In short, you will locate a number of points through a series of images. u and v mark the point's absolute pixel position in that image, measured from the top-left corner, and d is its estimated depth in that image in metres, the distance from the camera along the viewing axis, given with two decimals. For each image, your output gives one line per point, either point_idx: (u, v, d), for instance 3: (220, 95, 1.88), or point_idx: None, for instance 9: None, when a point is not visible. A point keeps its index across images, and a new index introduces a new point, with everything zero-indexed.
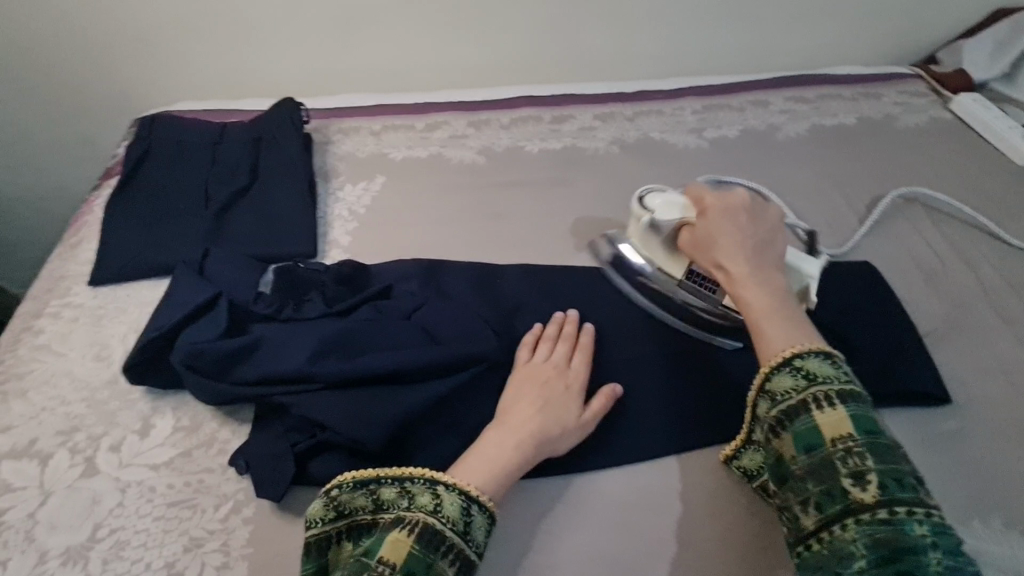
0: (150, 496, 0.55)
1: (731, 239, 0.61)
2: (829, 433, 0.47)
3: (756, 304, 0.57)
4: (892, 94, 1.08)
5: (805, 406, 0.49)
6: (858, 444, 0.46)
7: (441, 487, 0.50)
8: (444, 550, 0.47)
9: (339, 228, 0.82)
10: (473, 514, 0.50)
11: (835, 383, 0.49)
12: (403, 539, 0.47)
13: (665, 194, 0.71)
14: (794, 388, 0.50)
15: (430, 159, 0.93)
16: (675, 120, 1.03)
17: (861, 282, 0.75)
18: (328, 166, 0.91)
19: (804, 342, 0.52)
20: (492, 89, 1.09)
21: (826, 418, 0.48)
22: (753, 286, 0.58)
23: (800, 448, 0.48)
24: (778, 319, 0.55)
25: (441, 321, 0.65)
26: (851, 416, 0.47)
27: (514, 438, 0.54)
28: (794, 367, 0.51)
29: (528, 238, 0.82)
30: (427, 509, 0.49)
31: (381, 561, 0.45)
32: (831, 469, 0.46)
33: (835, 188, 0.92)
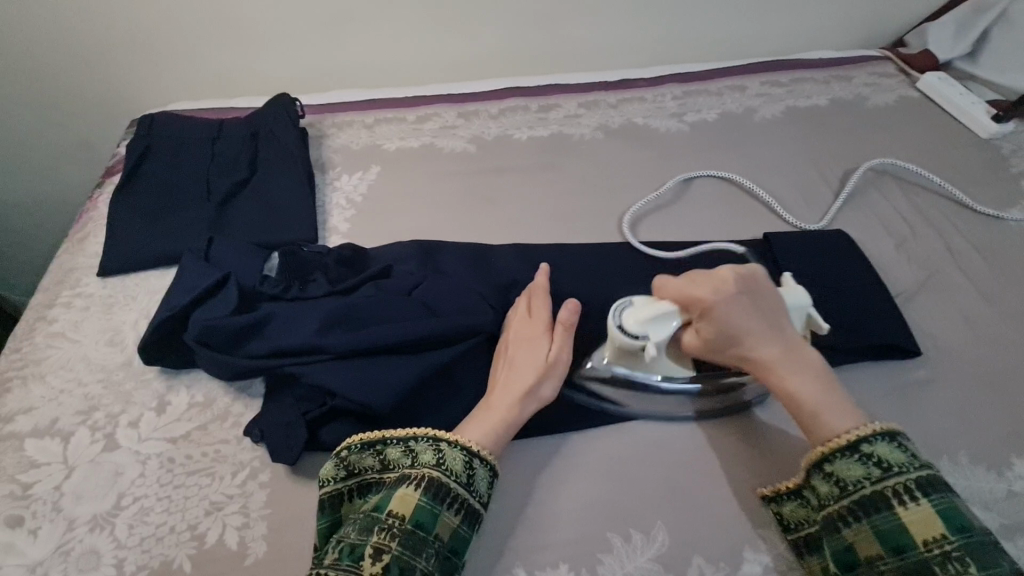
0: (170, 466, 0.58)
1: (749, 333, 0.56)
2: (920, 533, 0.47)
3: (804, 397, 0.54)
4: (862, 75, 1.13)
5: (888, 502, 0.49)
6: (954, 545, 0.46)
7: (444, 443, 0.53)
8: (449, 500, 0.51)
9: (337, 216, 0.85)
10: (474, 468, 0.53)
11: (911, 472, 0.50)
12: (411, 493, 0.50)
13: (634, 306, 0.59)
14: (866, 477, 0.50)
15: (423, 149, 0.97)
16: (656, 106, 1.07)
17: (835, 248, 0.79)
18: (324, 158, 0.94)
19: (863, 425, 0.52)
20: (480, 82, 1.13)
21: (911, 513, 0.48)
22: (790, 376, 0.55)
23: (889, 547, 0.48)
24: (830, 407, 0.53)
25: (439, 296, 0.68)
26: (941, 513, 0.47)
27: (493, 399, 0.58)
28: (862, 454, 0.51)
29: (519, 220, 0.86)
30: (431, 464, 0.52)
31: (391, 514, 0.49)
32: (929, 574, 0.46)
33: (810, 165, 0.96)
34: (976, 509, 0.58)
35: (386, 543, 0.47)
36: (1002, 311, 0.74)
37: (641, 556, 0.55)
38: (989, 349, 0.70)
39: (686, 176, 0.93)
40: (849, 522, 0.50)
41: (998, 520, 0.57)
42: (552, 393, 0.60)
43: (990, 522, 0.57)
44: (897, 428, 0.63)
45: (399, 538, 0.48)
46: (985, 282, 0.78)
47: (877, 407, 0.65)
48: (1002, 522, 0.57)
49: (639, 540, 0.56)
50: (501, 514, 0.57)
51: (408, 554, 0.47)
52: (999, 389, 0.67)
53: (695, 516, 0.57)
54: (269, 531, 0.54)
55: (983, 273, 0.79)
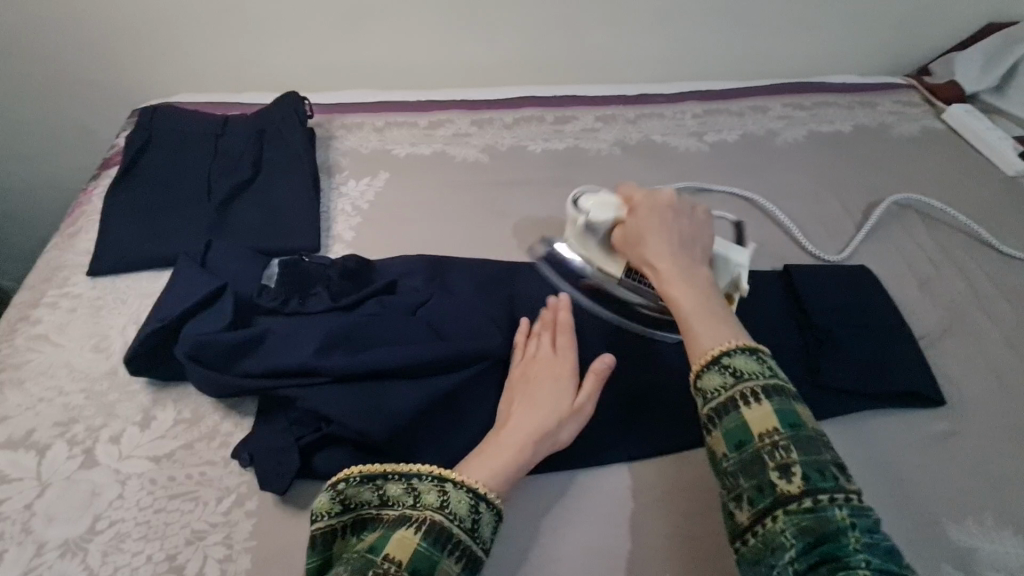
0: (151, 488, 0.54)
1: (656, 239, 0.61)
2: (757, 428, 0.45)
3: (684, 303, 0.56)
4: (887, 103, 1.11)
5: (732, 403, 0.47)
6: (783, 437, 0.44)
7: (449, 484, 0.50)
8: (450, 547, 0.47)
9: (341, 222, 0.82)
10: (479, 511, 0.49)
11: (761, 378, 0.48)
12: (410, 536, 0.46)
13: (598, 194, 0.70)
14: (722, 385, 0.48)
15: (434, 156, 0.93)
16: (676, 124, 1.04)
17: (858, 285, 0.76)
18: (331, 161, 0.91)
19: (732, 339, 0.51)
20: (496, 89, 1.09)
21: (753, 412, 0.46)
22: (679, 285, 0.57)
23: (732, 444, 0.46)
24: (704, 320, 0.54)
25: (446, 318, 0.65)
26: (777, 411, 0.46)
27: (508, 439, 0.54)
28: (721, 364, 0.49)
29: (531, 236, 0.83)
30: (433, 505, 0.49)
31: (386, 557, 0.44)
32: (760, 463, 0.44)
33: (833, 194, 0.93)
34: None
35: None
36: None
37: None
38: (1014, 400, 0.67)
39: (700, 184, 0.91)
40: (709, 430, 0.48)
41: None
42: (566, 439, 0.57)
43: None
44: (919, 483, 0.60)
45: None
46: (1011, 328, 0.75)
47: (898, 458, 0.62)
48: None
49: None
50: (501, 557, 0.54)
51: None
52: None
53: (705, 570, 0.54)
54: (253, 565, 0.51)
55: (1009, 318, 0.76)
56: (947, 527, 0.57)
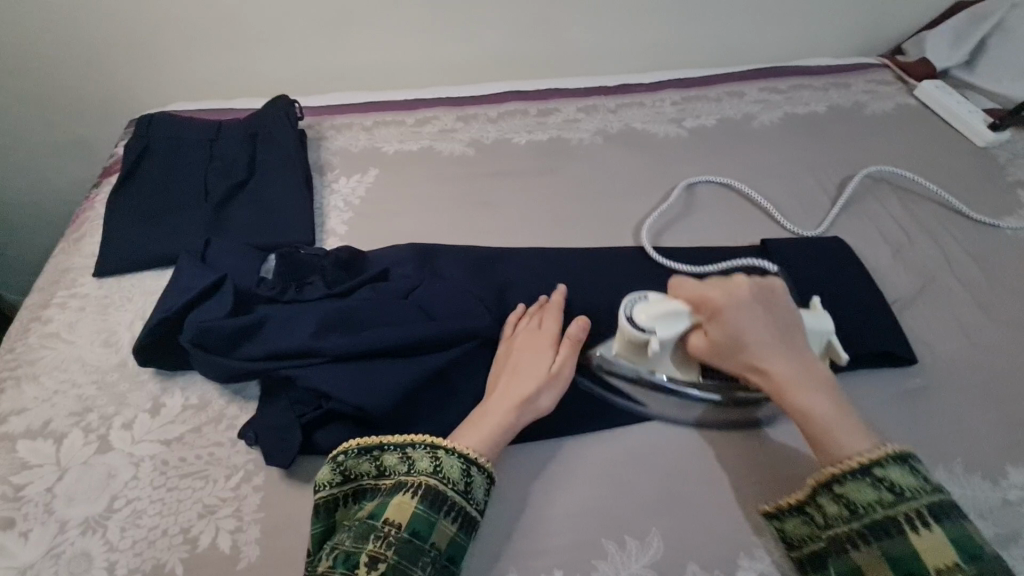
0: (164, 468, 0.58)
1: (758, 343, 0.57)
2: (932, 559, 0.47)
3: (815, 415, 0.55)
4: (861, 83, 1.14)
5: (901, 528, 0.49)
6: (965, 574, 0.46)
7: (442, 451, 0.53)
8: (446, 509, 0.51)
9: (335, 218, 0.85)
10: (471, 475, 0.53)
11: (923, 497, 0.50)
12: (408, 501, 0.50)
13: (647, 300, 0.62)
14: (878, 501, 0.51)
15: (421, 151, 0.97)
16: (655, 111, 1.07)
17: (832, 255, 0.79)
18: (322, 161, 0.94)
19: (874, 446, 0.52)
20: (480, 85, 1.13)
21: (924, 540, 0.48)
22: (802, 394, 0.55)
23: (899, 572, 0.48)
24: (842, 429, 0.54)
25: (437, 301, 0.68)
26: (953, 541, 0.48)
27: (490, 410, 0.57)
28: (875, 477, 0.51)
29: (517, 224, 0.86)
30: (428, 471, 0.52)
31: (388, 522, 0.49)
32: None
33: (808, 171, 0.96)
34: (971, 517, 0.58)
35: (383, 552, 0.47)
36: (998, 319, 0.74)
37: (635, 562, 0.54)
38: (984, 358, 0.70)
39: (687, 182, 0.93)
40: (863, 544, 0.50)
41: (992, 530, 0.57)
42: (547, 405, 0.59)
43: (984, 531, 0.57)
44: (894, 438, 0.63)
45: (394, 547, 0.47)
46: (980, 291, 0.78)
47: (874, 415, 0.65)
48: (997, 530, 0.57)
49: (633, 546, 0.55)
50: (498, 518, 0.57)
51: (406, 565, 0.47)
52: (995, 398, 0.67)
53: (689, 523, 0.57)
54: (263, 535, 0.54)
55: (979, 281, 0.79)
56: None
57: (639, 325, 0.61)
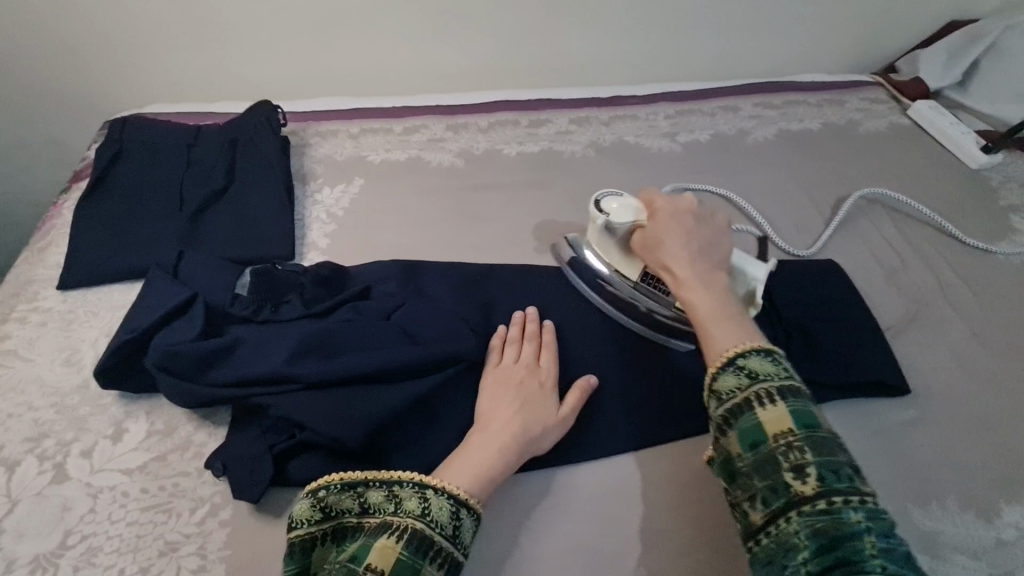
0: (124, 500, 0.54)
1: (676, 244, 0.61)
2: (770, 429, 0.46)
3: (699, 306, 0.56)
4: (854, 101, 1.13)
5: (748, 405, 0.48)
6: (798, 439, 0.46)
7: (430, 491, 0.50)
8: (432, 554, 0.46)
9: (316, 230, 0.82)
10: (460, 517, 0.49)
11: (776, 379, 0.49)
12: (392, 546, 0.46)
13: (623, 196, 0.70)
14: (738, 386, 0.49)
15: (408, 161, 0.94)
16: (649, 125, 1.06)
17: (825, 279, 0.78)
18: (305, 169, 0.91)
19: (748, 340, 0.52)
20: (471, 94, 1.10)
21: (767, 414, 0.47)
22: (696, 290, 0.57)
23: (745, 444, 0.47)
24: (721, 322, 0.54)
25: (421, 323, 0.66)
26: (792, 412, 0.47)
27: (494, 442, 0.55)
28: (736, 365, 0.50)
29: (505, 239, 0.83)
30: (415, 514, 0.48)
31: (368, 569, 0.44)
32: (773, 464, 0.45)
33: (802, 190, 0.95)
34: (964, 558, 0.56)
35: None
36: (990, 348, 0.73)
37: None
38: (976, 387, 0.69)
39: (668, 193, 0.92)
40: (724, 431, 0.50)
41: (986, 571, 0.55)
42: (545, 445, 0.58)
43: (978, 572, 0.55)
44: (888, 472, 0.61)
45: None
46: (973, 317, 0.77)
47: (867, 448, 0.63)
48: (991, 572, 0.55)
49: None
50: (482, 555, 0.55)
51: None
52: (988, 430, 0.65)
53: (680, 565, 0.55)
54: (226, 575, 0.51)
55: (971, 308, 0.78)
56: (914, 513, 0.58)
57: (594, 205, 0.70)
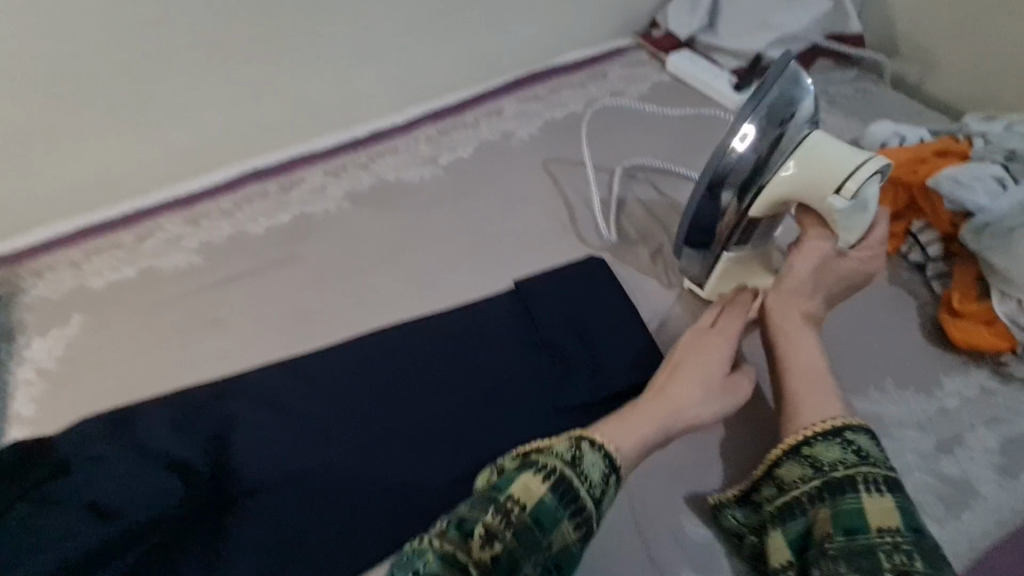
0: None
1: (814, 281, 0.64)
2: (876, 521, 0.49)
3: (801, 362, 0.61)
4: (616, 70, 1.11)
5: (854, 488, 0.51)
6: (906, 540, 0.48)
7: (585, 445, 0.54)
8: (572, 510, 0.50)
9: (21, 397, 0.70)
10: (605, 481, 0.53)
11: (881, 469, 0.52)
12: (536, 484, 0.49)
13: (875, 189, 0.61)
14: (840, 461, 0.53)
15: (139, 277, 0.84)
16: (410, 154, 0.99)
17: (586, 279, 0.74)
18: (12, 323, 0.79)
19: (833, 416, 0.56)
20: (214, 172, 0.99)
21: (873, 503, 0.50)
22: (799, 344, 0.62)
23: (841, 528, 0.50)
24: (812, 398, 0.58)
25: (114, 491, 0.57)
26: (900, 510, 0.49)
27: (659, 408, 0.59)
28: (844, 440, 0.54)
29: (251, 340, 0.75)
30: (567, 459, 0.52)
31: (512, 498, 0.48)
32: (875, 557, 0.47)
33: (568, 183, 0.91)
34: None
35: (500, 530, 0.47)
36: None
37: None
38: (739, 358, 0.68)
39: (429, 231, 0.86)
40: (817, 501, 0.53)
41: None
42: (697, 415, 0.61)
43: None
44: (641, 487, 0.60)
45: (514, 529, 0.47)
46: None
47: None
48: None
49: None
50: None
51: (520, 549, 0.47)
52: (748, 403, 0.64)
53: None
54: None
55: None
56: None
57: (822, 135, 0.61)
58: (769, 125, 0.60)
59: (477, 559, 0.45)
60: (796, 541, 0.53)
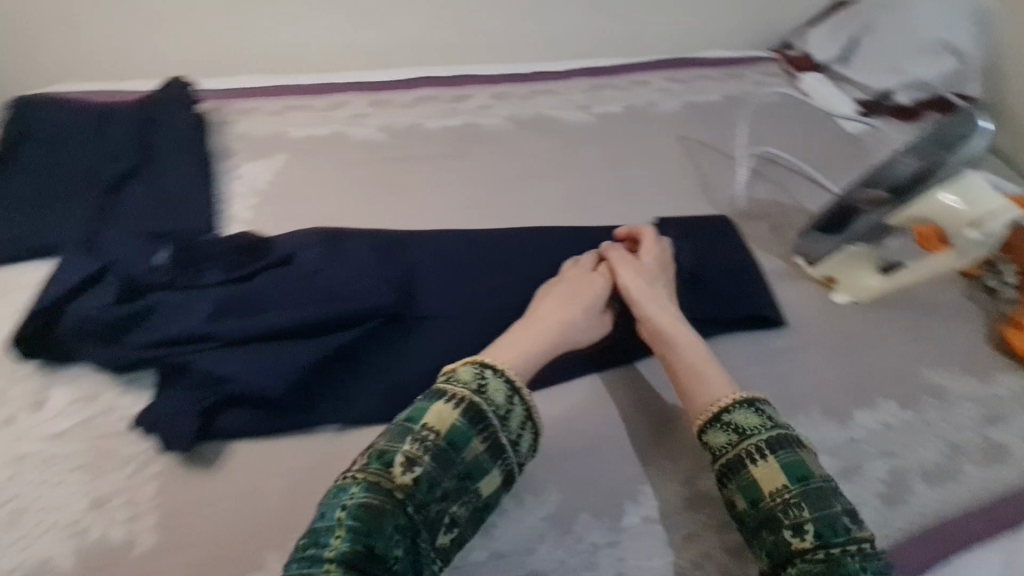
0: (51, 464, 0.56)
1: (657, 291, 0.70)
2: (768, 485, 0.52)
3: (692, 351, 0.63)
4: (752, 75, 1.23)
5: (742, 462, 0.54)
6: (793, 493, 0.51)
7: (490, 374, 0.55)
8: (483, 428, 0.53)
9: (238, 203, 0.83)
10: (513, 402, 0.55)
11: (763, 433, 0.55)
12: (447, 411, 0.52)
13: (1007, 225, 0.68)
14: (728, 442, 0.55)
15: (331, 136, 0.96)
16: (565, 98, 1.11)
17: (720, 232, 0.87)
18: (225, 146, 0.92)
19: (729, 396, 0.58)
20: (392, 70, 1.12)
21: (761, 469, 0.53)
22: (685, 335, 0.65)
23: (747, 499, 0.53)
24: (699, 380, 0.61)
25: (341, 284, 0.69)
26: (784, 467, 0.52)
27: (539, 332, 0.63)
28: (723, 422, 0.56)
29: (426, 208, 0.87)
30: (472, 387, 0.54)
31: (425, 427, 0.51)
32: (775, 521, 0.51)
33: (703, 155, 1.03)
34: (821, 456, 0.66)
35: (417, 455, 0.50)
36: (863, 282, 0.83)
37: (531, 517, 0.58)
38: (841, 318, 0.79)
39: (581, 164, 0.98)
40: (724, 482, 0.55)
41: (839, 465, 0.65)
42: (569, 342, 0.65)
43: (832, 467, 0.65)
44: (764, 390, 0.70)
45: (431, 451, 0.50)
46: None
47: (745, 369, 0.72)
48: (841, 464, 0.65)
49: (531, 501, 0.59)
50: None
51: (438, 467, 0.50)
52: (849, 352, 0.76)
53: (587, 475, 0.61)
54: (160, 520, 0.54)
55: None
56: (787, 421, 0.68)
57: (978, 175, 0.69)
58: (936, 148, 0.69)
59: (400, 483, 0.49)
60: (732, 522, 0.56)
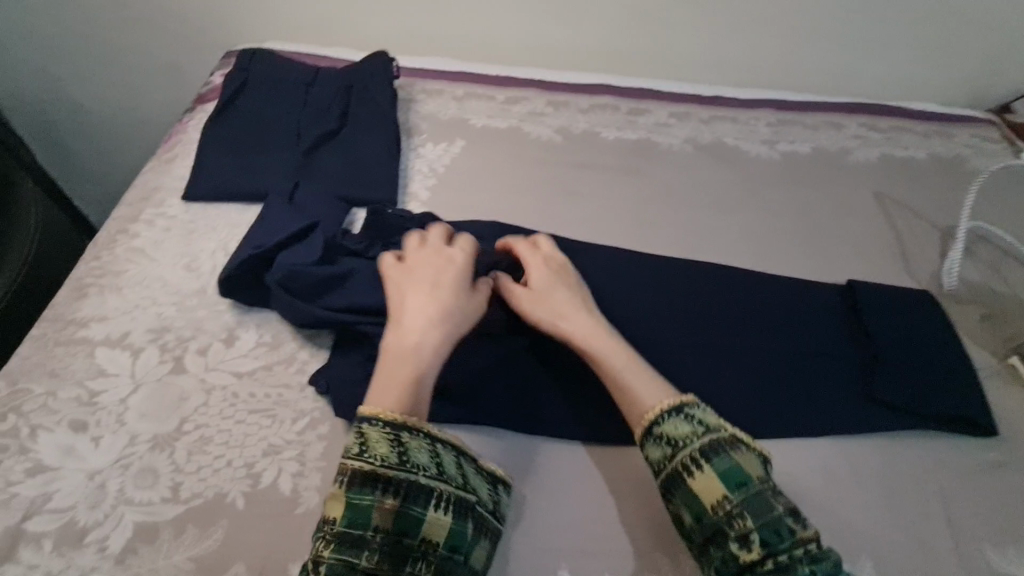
0: (233, 400, 0.58)
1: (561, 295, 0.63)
2: (708, 497, 0.50)
3: (607, 358, 0.59)
4: (967, 135, 1.08)
5: (680, 475, 0.52)
6: (734, 504, 0.49)
7: (369, 424, 0.49)
8: (384, 487, 0.47)
9: (417, 182, 0.85)
10: (403, 441, 0.49)
11: (695, 442, 0.53)
12: (338, 495, 0.47)
13: None
14: (665, 457, 0.53)
15: (508, 130, 0.96)
16: (749, 129, 1.04)
17: (924, 309, 0.76)
18: (410, 123, 0.94)
19: (665, 402, 0.56)
20: (571, 73, 1.10)
21: (700, 482, 0.51)
22: (593, 341, 0.60)
23: (691, 514, 0.51)
24: (632, 389, 0.57)
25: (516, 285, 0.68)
26: (721, 475, 0.51)
27: (429, 322, 0.56)
28: (654, 436, 0.54)
29: (595, 220, 0.84)
30: (353, 452, 0.48)
31: (325, 521, 0.47)
32: (721, 536, 0.49)
33: (901, 217, 0.92)
34: None
35: (320, 555, 0.45)
36: None
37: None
38: None
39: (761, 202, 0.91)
40: (668, 498, 0.53)
41: None
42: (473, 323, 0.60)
43: None
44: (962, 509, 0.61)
45: (333, 544, 0.45)
46: None
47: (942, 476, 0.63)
48: None
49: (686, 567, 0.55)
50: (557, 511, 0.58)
51: (353, 555, 0.45)
52: None
53: None
54: (322, 482, 0.54)
55: None
56: (990, 550, 0.58)
57: None
58: None
59: None
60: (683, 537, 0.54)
